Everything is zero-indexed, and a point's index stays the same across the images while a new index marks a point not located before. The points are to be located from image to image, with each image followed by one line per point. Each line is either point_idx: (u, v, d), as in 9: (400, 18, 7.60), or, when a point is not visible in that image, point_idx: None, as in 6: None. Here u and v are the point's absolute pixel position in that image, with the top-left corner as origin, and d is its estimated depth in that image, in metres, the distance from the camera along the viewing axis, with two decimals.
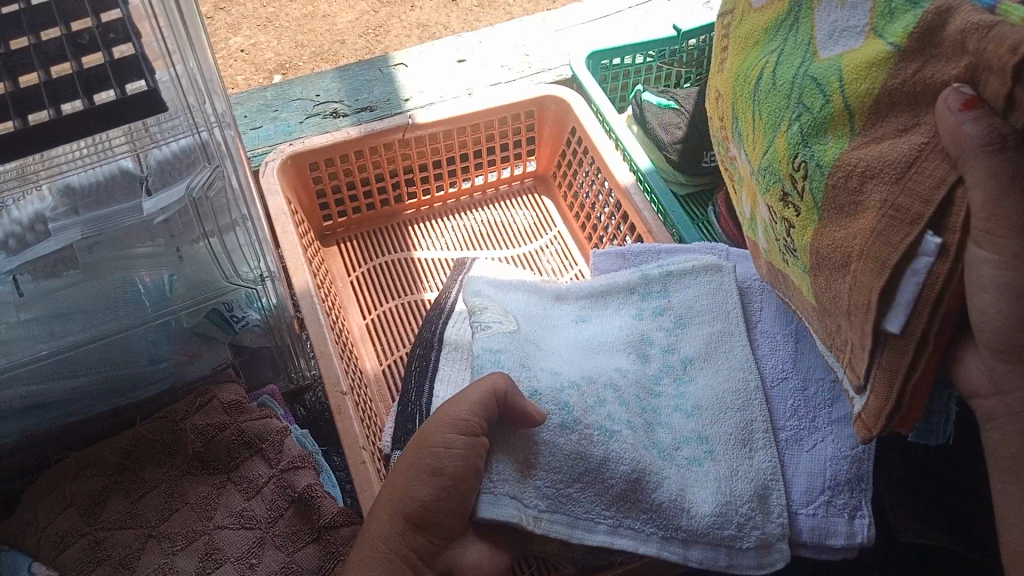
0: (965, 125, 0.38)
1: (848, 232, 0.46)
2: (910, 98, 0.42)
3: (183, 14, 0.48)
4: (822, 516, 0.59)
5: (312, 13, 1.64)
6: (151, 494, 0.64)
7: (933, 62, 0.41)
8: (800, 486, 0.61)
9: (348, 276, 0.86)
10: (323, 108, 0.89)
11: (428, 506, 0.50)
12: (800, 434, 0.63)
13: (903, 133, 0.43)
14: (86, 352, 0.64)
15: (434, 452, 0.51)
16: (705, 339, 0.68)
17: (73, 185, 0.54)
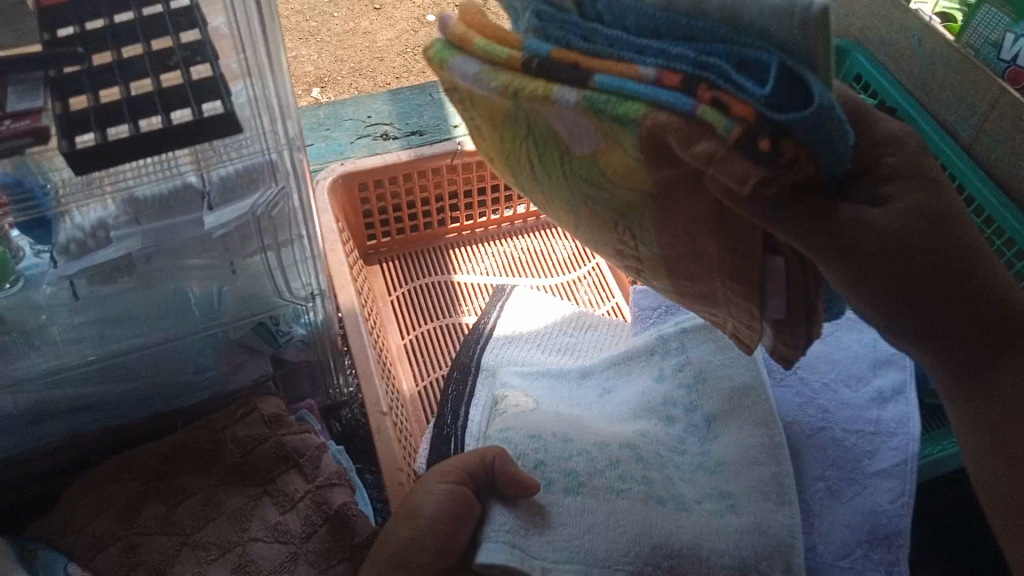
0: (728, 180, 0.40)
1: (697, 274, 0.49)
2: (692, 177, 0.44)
3: (269, 43, 0.49)
4: (858, 570, 0.59)
5: (353, 29, 1.67)
6: (188, 502, 0.65)
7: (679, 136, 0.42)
8: (836, 538, 0.60)
9: (389, 295, 0.87)
10: (374, 129, 0.90)
11: (403, 548, 0.52)
12: (838, 486, 0.62)
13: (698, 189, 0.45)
14: (135, 358, 0.65)
15: (414, 498, 0.55)
16: (726, 394, 0.66)
17: (137, 197, 0.55)
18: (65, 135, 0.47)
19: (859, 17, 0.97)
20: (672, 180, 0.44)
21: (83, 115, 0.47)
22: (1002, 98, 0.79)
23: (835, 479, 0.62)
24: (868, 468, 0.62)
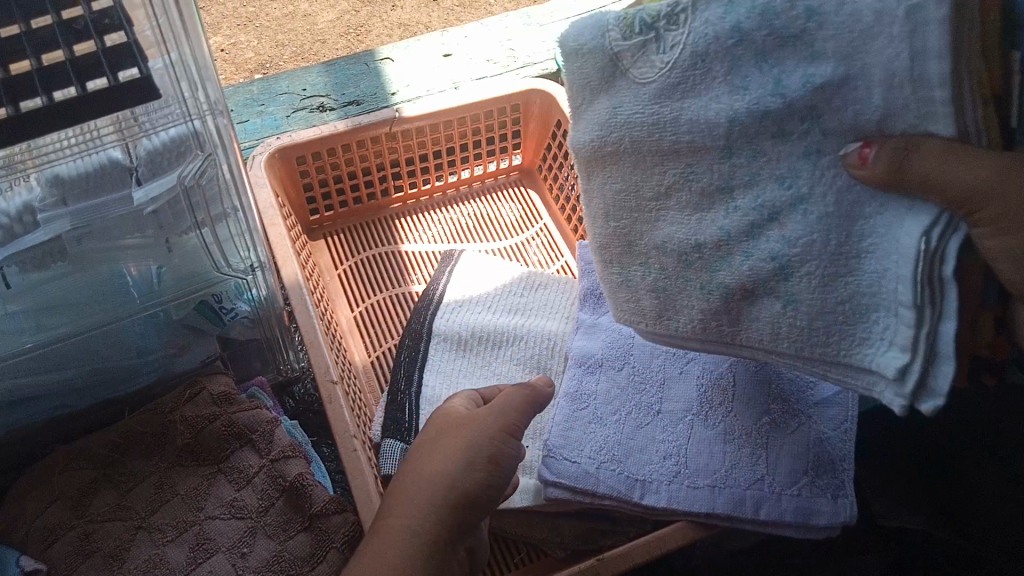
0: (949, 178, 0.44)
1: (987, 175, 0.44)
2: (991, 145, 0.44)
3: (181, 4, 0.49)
4: (806, 496, 0.59)
5: (293, 12, 1.64)
6: (141, 486, 0.64)
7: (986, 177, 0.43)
8: (784, 469, 0.60)
9: (336, 269, 0.86)
10: (310, 102, 0.89)
11: (478, 489, 0.50)
12: (784, 417, 0.62)
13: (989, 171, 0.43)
14: (75, 345, 0.63)
15: (490, 441, 0.52)
16: None
17: (61, 176, 0.53)
18: None
19: None
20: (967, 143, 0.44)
21: None
22: None
23: (779, 412, 0.63)
24: (810, 399, 0.63)
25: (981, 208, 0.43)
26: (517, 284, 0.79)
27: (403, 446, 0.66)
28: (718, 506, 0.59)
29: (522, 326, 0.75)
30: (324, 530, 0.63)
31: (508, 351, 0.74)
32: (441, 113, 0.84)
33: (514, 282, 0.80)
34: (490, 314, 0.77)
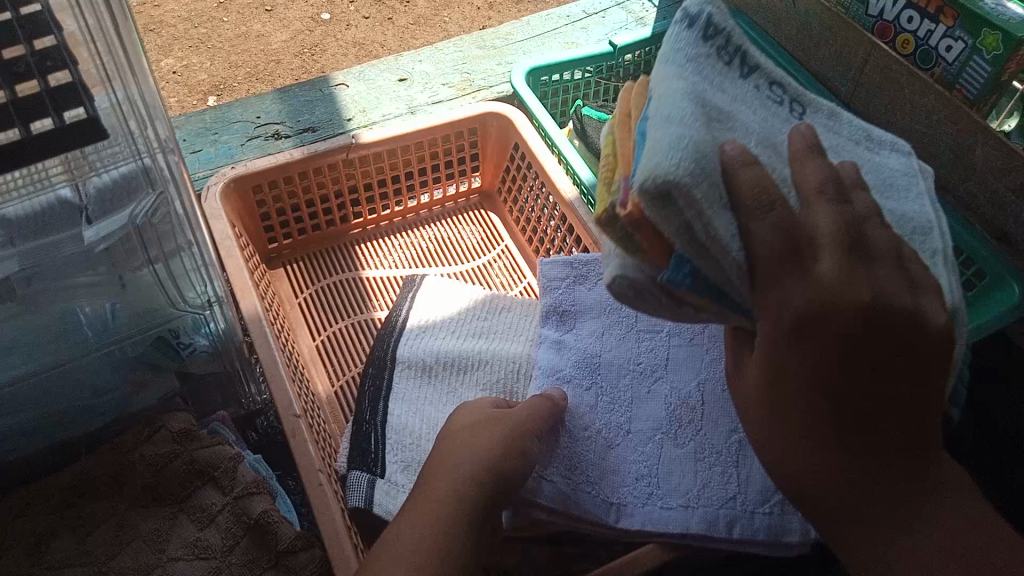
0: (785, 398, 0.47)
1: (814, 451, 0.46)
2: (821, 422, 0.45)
3: (124, 38, 0.47)
4: (777, 514, 0.60)
5: (246, 33, 1.63)
6: (99, 530, 0.62)
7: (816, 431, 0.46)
8: (753, 486, 0.61)
9: (296, 298, 0.85)
10: (264, 130, 0.88)
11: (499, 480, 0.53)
12: None
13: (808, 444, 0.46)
14: (27, 387, 0.62)
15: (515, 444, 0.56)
16: None
17: (9, 217, 0.52)
18: None
19: None
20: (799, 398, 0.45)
21: None
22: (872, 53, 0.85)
23: None
24: None
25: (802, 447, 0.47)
26: (482, 309, 0.79)
27: (369, 477, 0.66)
28: (692, 526, 0.59)
29: (487, 349, 0.75)
30: (291, 567, 0.62)
31: (473, 376, 0.73)
32: (398, 139, 0.84)
33: (479, 307, 0.79)
34: (455, 339, 0.76)
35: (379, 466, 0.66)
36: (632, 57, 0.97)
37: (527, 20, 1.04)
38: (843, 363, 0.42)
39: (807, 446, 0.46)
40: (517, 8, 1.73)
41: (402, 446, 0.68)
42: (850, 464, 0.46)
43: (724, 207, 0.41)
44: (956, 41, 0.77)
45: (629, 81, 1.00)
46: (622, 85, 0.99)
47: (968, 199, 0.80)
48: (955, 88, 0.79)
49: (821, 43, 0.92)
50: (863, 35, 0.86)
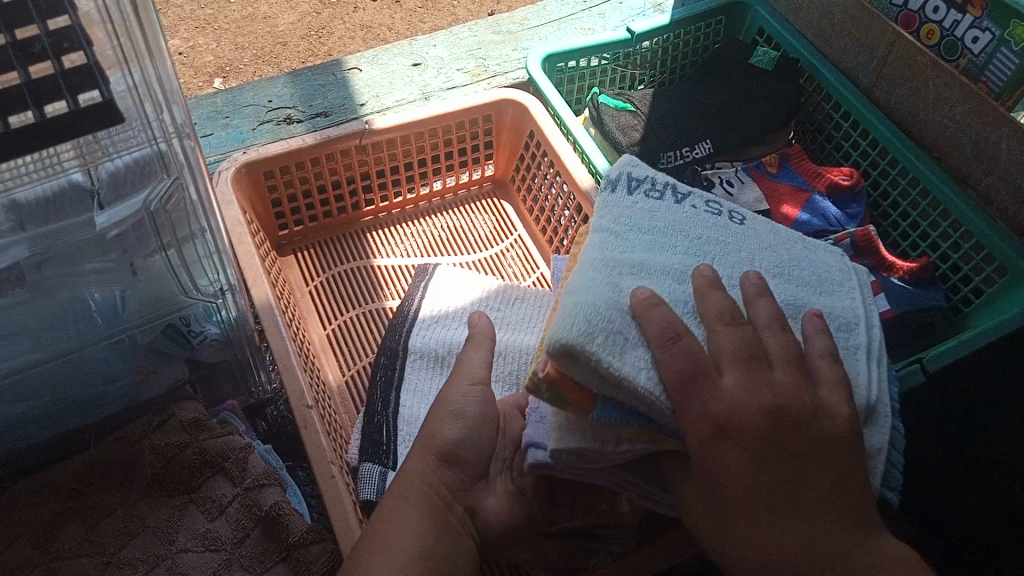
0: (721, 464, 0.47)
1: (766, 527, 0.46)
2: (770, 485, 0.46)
3: (141, 18, 0.46)
4: None
5: (252, 14, 1.61)
6: (108, 520, 0.62)
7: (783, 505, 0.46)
8: None
9: (307, 286, 0.84)
10: (275, 114, 0.87)
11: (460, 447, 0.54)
12: None
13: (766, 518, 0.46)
14: (36, 374, 0.61)
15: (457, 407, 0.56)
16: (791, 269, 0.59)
17: (18, 202, 0.50)
18: None
19: None
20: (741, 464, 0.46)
21: None
22: (896, 42, 0.83)
23: None
24: None
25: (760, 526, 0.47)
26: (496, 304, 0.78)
27: (381, 469, 0.65)
28: None
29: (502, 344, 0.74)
30: (302, 561, 0.61)
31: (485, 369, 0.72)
32: (412, 125, 0.83)
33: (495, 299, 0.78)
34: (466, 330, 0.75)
35: (392, 458, 0.66)
36: (649, 45, 0.95)
37: (543, 5, 1.03)
38: (768, 469, 0.46)
39: (763, 524, 0.46)
40: None
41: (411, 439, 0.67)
42: (810, 543, 0.46)
43: (628, 355, 0.48)
44: (984, 31, 0.76)
45: (646, 68, 0.98)
46: (638, 73, 0.97)
47: (991, 192, 0.79)
48: (981, 81, 0.78)
49: (842, 32, 0.90)
50: (887, 23, 0.84)
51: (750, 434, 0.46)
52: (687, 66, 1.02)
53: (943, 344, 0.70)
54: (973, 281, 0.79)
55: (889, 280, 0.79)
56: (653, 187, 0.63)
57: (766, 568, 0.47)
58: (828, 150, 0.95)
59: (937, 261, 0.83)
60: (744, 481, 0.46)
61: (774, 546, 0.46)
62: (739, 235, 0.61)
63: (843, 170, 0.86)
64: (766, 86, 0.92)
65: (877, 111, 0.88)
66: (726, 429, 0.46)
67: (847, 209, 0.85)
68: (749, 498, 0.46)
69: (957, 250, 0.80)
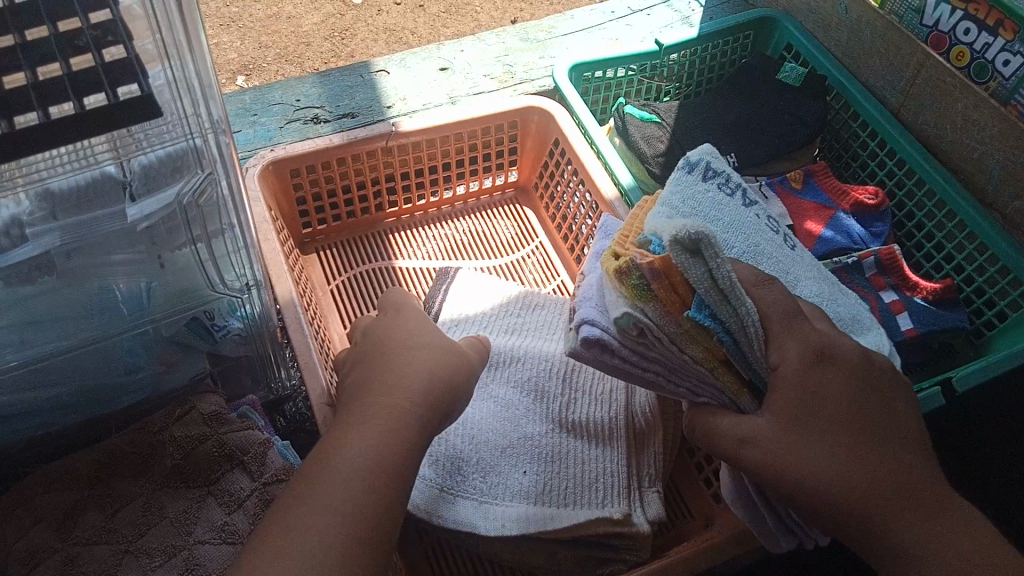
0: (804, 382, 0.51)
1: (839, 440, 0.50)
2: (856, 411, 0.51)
3: (184, 16, 0.46)
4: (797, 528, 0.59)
5: (277, 14, 1.62)
6: (126, 509, 0.62)
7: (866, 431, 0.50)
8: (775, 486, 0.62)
9: (328, 285, 0.85)
10: (303, 113, 0.88)
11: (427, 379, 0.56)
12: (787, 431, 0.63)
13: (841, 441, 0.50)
14: (62, 362, 0.61)
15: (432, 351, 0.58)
16: (829, 297, 0.62)
17: (53, 190, 0.51)
18: None
19: None
20: (836, 384, 0.51)
21: None
22: (925, 62, 0.84)
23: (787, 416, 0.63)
24: None
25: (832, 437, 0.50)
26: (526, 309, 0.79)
27: None
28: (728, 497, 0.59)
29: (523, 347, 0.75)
30: None
31: (504, 371, 0.73)
32: (439, 128, 0.83)
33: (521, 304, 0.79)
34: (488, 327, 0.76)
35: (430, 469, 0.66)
36: (676, 57, 0.96)
37: (571, 14, 1.03)
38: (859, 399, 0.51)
39: (842, 441, 0.50)
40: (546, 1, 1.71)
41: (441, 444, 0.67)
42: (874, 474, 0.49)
43: (736, 297, 0.51)
44: (1015, 55, 0.75)
45: (672, 81, 0.98)
46: (664, 84, 0.97)
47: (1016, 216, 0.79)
48: (1010, 104, 0.78)
49: (870, 51, 0.90)
50: (916, 43, 0.84)
51: (844, 365, 0.52)
52: (712, 79, 1.02)
53: (967, 364, 0.70)
54: (996, 304, 0.79)
55: (912, 298, 0.79)
56: (727, 184, 0.65)
57: (824, 476, 0.49)
58: (853, 168, 0.94)
59: (961, 283, 0.83)
60: (836, 407, 0.51)
61: (847, 463, 0.49)
62: (790, 255, 0.64)
63: (868, 190, 0.87)
64: (792, 102, 0.92)
65: (904, 131, 0.87)
66: (823, 356, 0.52)
67: (871, 227, 0.86)
68: (838, 424, 0.50)
69: (982, 272, 0.80)
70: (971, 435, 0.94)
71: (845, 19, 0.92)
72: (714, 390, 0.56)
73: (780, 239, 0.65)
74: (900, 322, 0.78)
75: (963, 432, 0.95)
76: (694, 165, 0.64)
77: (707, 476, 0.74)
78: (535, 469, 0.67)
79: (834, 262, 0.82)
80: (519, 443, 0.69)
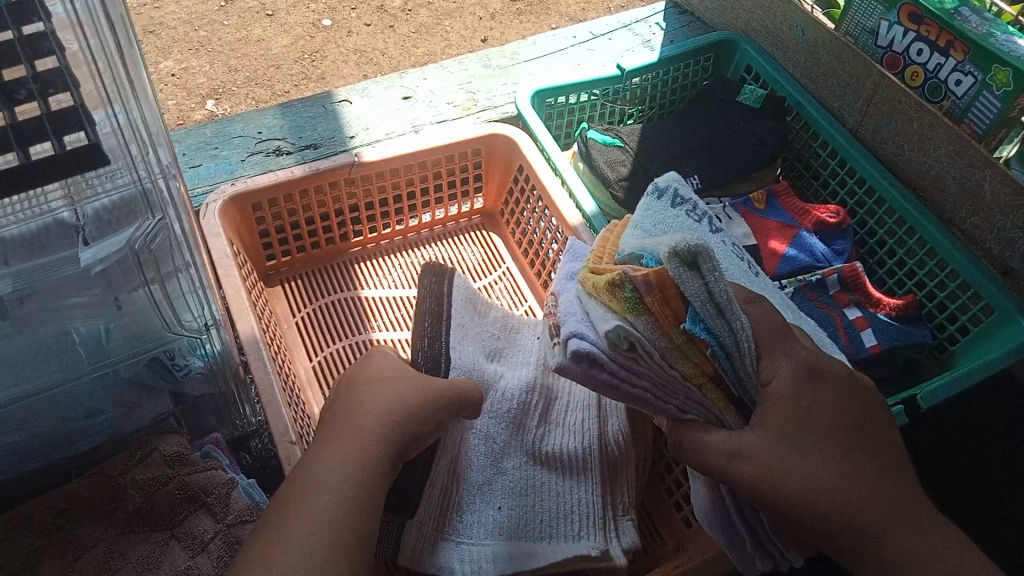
0: (792, 392, 0.50)
1: (829, 455, 0.49)
2: (845, 426, 0.50)
3: (127, 61, 0.46)
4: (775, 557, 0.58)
5: (246, 37, 1.62)
6: (88, 556, 0.61)
7: (857, 449, 0.49)
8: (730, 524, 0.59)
9: (293, 317, 0.84)
10: (265, 145, 0.87)
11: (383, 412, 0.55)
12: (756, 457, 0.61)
13: (832, 458, 0.49)
14: (17, 408, 0.60)
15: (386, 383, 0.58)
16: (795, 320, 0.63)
17: (4, 237, 0.50)
18: None
19: (745, 9, 1.01)
20: (826, 399, 0.51)
21: None
22: (880, 83, 0.85)
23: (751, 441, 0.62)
24: None
25: (825, 449, 0.49)
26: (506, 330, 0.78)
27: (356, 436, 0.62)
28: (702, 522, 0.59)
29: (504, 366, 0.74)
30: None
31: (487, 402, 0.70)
32: (402, 157, 0.83)
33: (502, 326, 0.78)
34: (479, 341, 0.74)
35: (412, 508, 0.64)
36: (639, 81, 0.96)
37: (534, 40, 1.03)
38: (852, 414, 0.51)
39: (835, 455, 0.49)
40: (516, 19, 1.72)
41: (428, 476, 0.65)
42: (866, 488, 0.48)
43: (732, 312, 0.50)
44: (966, 75, 0.77)
45: (636, 104, 0.99)
46: (628, 108, 0.98)
47: (975, 232, 0.81)
48: (964, 122, 0.79)
49: (828, 71, 0.92)
50: (872, 64, 0.85)
51: (836, 377, 0.52)
52: (676, 101, 1.03)
53: (933, 381, 0.71)
54: (959, 320, 0.80)
55: (877, 316, 0.81)
56: (693, 210, 0.65)
57: (816, 488, 0.47)
58: (815, 188, 0.95)
59: (924, 299, 0.84)
60: (829, 421, 0.50)
61: (839, 476, 0.48)
62: (756, 281, 0.65)
63: (829, 209, 0.88)
64: (753, 123, 0.93)
65: (862, 150, 0.88)
66: (816, 369, 0.51)
67: (833, 245, 0.87)
68: (829, 435, 0.49)
69: (943, 287, 0.82)
70: (941, 448, 0.95)
71: (802, 40, 0.94)
72: (700, 407, 0.54)
73: (745, 266, 0.65)
74: (865, 338, 0.79)
75: (932, 445, 0.95)
76: (662, 188, 0.65)
77: (676, 500, 0.74)
78: (513, 504, 0.67)
79: (799, 280, 0.83)
80: (502, 477, 0.68)
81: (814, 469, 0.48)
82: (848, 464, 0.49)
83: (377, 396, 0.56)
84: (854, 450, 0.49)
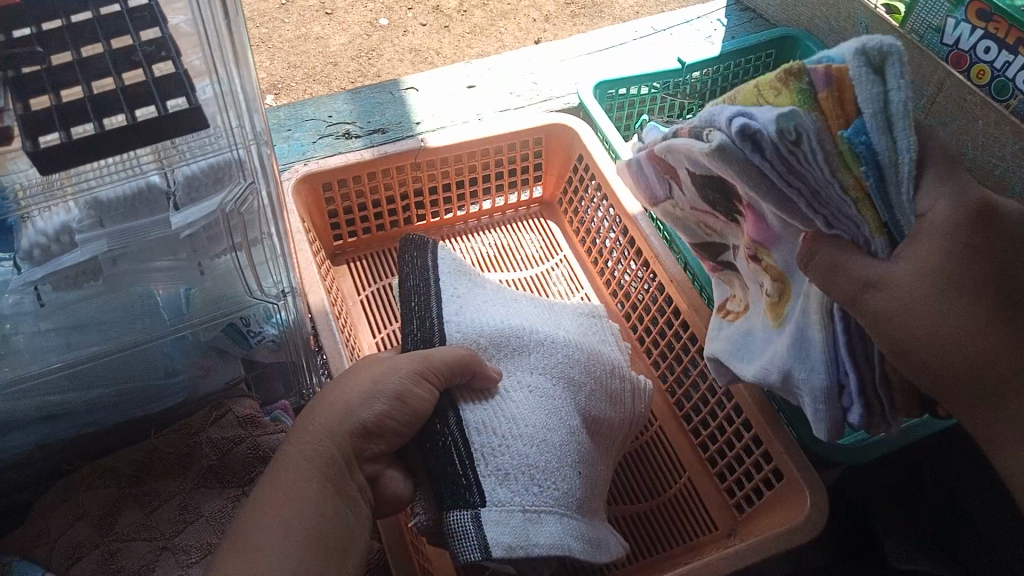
0: (950, 231, 0.44)
1: (967, 315, 0.43)
2: (1003, 280, 0.43)
3: (233, 29, 0.48)
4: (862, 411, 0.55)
5: (306, 35, 1.67)
6: (165, 507, 0.66)
7: (1003, 310, 0.43)
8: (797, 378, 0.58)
9: (358, 295, 0.88)
10: (335, 129, 0.90)
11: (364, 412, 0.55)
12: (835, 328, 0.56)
13: (971, 316, 0.43)
14: (103, 363, 0.64)
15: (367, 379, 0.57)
16: None
17: (101, 199, 0.53)
18: (28, 136, 0.45)
19: (808, 7, 1.02)
20: (995, 248, 0.43)
21: (46, 114, 0.46)
22: (947, 80, 0.85)
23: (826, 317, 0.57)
24: None
25: (972, 304, 0.43)
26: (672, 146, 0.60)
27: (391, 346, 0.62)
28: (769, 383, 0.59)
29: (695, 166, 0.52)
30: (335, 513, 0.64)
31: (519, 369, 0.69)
32: (467, 143, 0.86)
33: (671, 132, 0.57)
34: (503, 314, 0.75)
35: (478, 494, 0.58)
36: (700, 75, 0.97)
37: (595, 34, 1.05)
38: (1015, 267, 0.43)
39: (975, 316, 0.43)
40: (570, 21, 1.73)
41: (491, 450, 0.61)
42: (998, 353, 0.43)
43: (905, 127, 0.43)
44: None
45: (695, 98, 1.00)
46: (688, 101, 0.99)
47: None
48: None
49: None
50: (938, 62, 0.85)
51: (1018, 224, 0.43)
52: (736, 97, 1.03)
53: None
54: None
55: None
56: None
57: (934, 344, 0.44)
58: None
59: None
60: (986, 266, 0.43)
61: (970, 334, 0.43)
62: None
63: None
64: None
65: None
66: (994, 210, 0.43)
67: None
68: (981, 288, 0.43)
69: None
70: None
71: (866, 37, 0.94)
72: (852, 223, 0.48)
73: None
74: None
75: None
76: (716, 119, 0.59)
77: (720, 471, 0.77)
78: (571, 472, 0.64)
79: None
80: (560, 442, 0.65)
81: (943, 328, 0.43)
82: (988, 322, 0.43)
83: (329, 400, 0.55)
84: (1005, 310, 0.43)
